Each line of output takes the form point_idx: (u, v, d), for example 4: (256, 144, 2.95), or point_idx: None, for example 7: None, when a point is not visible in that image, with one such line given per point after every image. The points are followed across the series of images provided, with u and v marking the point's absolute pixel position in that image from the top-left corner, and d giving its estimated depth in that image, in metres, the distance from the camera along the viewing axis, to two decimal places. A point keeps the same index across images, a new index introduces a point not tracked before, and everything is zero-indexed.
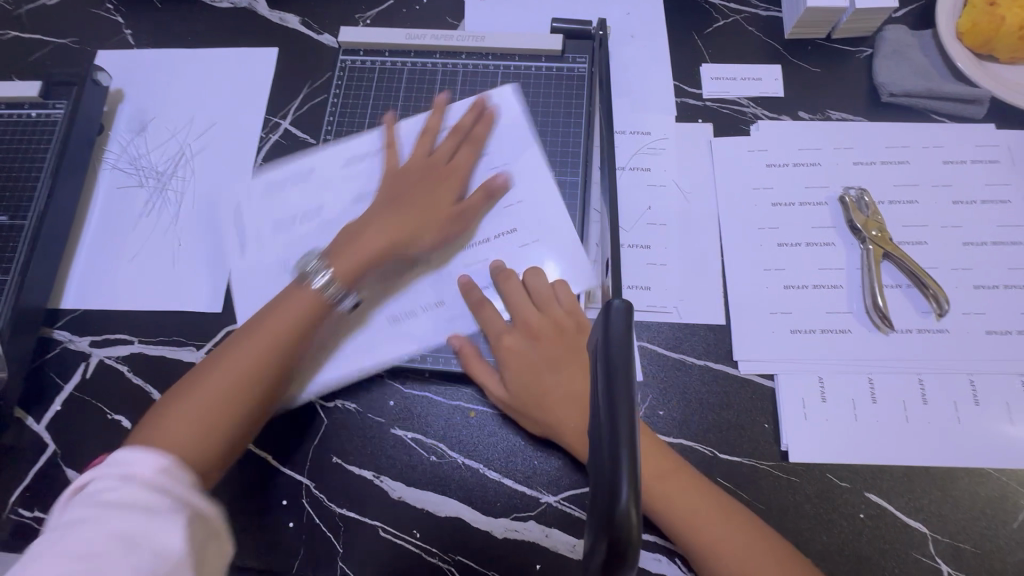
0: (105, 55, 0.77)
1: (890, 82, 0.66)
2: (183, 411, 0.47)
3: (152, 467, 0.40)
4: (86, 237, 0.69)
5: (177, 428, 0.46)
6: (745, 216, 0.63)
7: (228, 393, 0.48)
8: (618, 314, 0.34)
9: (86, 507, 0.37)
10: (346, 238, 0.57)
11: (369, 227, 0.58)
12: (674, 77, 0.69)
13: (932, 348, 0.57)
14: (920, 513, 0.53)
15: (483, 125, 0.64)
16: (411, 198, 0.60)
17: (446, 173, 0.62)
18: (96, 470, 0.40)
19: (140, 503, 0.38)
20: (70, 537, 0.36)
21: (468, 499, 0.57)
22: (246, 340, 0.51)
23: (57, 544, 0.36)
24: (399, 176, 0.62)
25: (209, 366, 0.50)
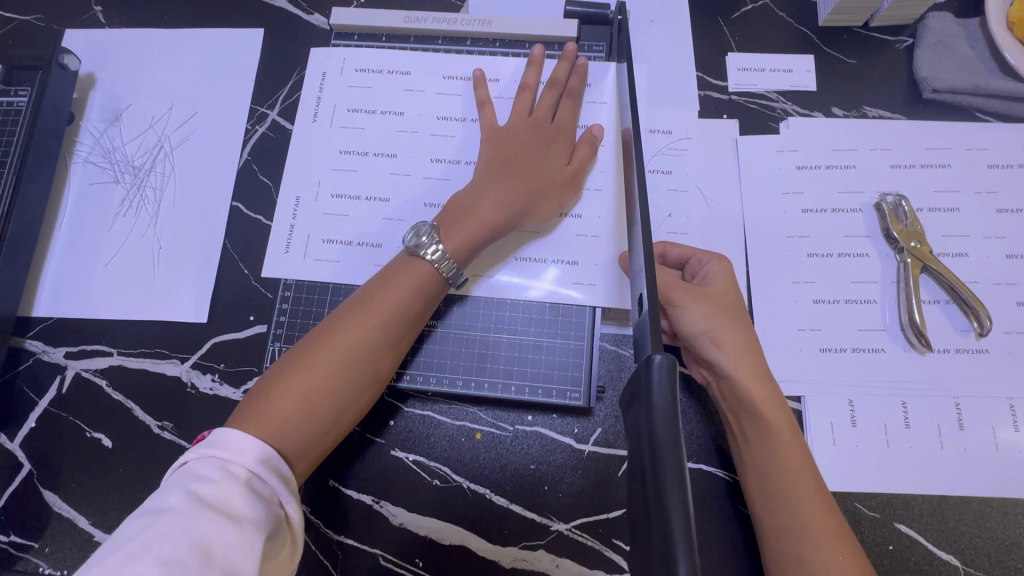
0: (73, 35, 0.70)
1: (934, 77, 0.60)
2: (278, 399, 0.44)
3: (258, 459, 0.41)
4: (58, 238, 0.64)
5: (291, 415, 0.43)
6: (773, 224, 0.58)
7: (338, 379, 0.46)
8: (661, 372, 0.30)
9: (176, 497, 0.37)
10: (453, 211, 0.52)
11: (484, 193, 0.52)
12: (698, 67, 0.64)
13: (970, 369, 0.53)
14: (952, 545, 0.50)
15: (578, 78, 0.58)
16: (517, 161, 0.54)
17: (557, 132, 0.56)
18: (196, 451, 0.41)
19: (231, 506, 0.37)
20: (159, 531, 0.35)
21: (474, 527, 0.54)
22: (339, 326, 0.47)
23: (143, 536, 0.35)
24: (497, 140, 0.56)
25: (314, 350, 0.46)
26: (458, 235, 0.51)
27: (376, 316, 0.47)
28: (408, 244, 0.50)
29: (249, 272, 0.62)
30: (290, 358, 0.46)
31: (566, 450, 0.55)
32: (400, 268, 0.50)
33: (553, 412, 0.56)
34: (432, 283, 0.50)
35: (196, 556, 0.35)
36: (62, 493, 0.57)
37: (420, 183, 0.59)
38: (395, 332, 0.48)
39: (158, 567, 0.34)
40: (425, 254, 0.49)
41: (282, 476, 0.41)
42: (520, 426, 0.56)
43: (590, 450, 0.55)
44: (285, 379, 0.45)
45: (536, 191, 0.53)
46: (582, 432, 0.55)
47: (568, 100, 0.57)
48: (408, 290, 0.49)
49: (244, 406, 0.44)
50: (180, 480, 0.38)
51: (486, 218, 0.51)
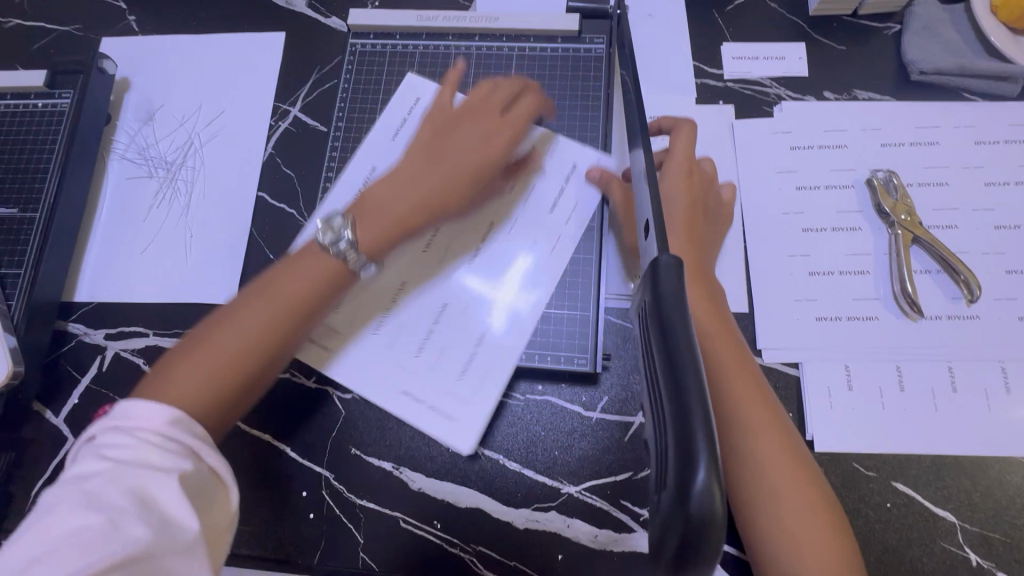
0: (109, 43, 0.75)
1: (921, 60, 0.63)
2: (180, 379, 0.45)
3: (168, 421, 0.42)
4: (97, 229, 0.68)
5: (188, 396, 0.44)
6: (769, 201, 0.61)
7: (238, 362, 0.47)
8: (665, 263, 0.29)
9: (98, 462, 0.39)
10: (369, 207, 0.53)
11: (407, 191, 0.53)
12: (694, 57, 0.67)
13: (962, 334, 0.55)
14: (948, 502, 0.52)
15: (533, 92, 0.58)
16: (446, 161, 0.54)
17: (496, 127, 0.56)
18: (105, 423, 0.42)
19: (149, 460, 0.39)
20: (89, 490, 0.37)
21: (489, 491, 0.57)
22: (244, 312, 0.48)
23: (75, 497, 0.37)
24: (426, 135, 0.56)
25: (218, 333, 0.47)
26: (378, 232, 0.52)
27: (281, 302, 0.48)
28: (320, 238, 0.51)
29: (274, 257, 0.66)
30: (194, 341, 0.47)
31: (576, 417, 0.58)
32: (312, 254, 0.50)
33: (561, 382, 0.59)
34: (342, 274, 0.50)
35: (131, 503, 0.37)
36: None
37: None
38: (300, 316, 0.49)
39: (95, 518, 0.36)
40: (339, 249, 0.50)
41: (197, 432, 0.43)
42: (530, 395, 0.59)
43: (597, 416, 0.57)
44: (183, 367, 0.46)
45: (457, 192, 0.54)
46: (589, 400, 0.58)
47: (517, 96, 0.57)
48: (317, 277, 0.50)
49: (146, 388, 0.45)
50: (95, 449, 0.40)
51: (405, 219, 0.53)
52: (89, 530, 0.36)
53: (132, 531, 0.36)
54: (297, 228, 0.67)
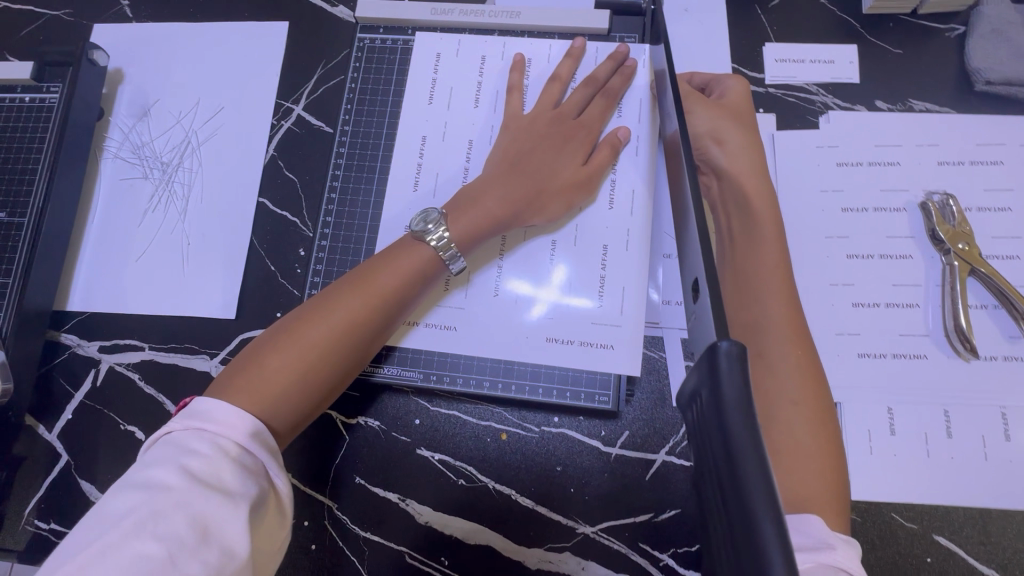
0: (102, 31, 0.70)
1: (988, 68, 0.57)
2: (271, 369, 0.43)
3: (249, 434, 0.39)
4: (91, 233, 0.65)
5: (282, 386, 0.42)
6: (811, 223, 0.56)
7: (331, 351, 0.45)
8: (730, 360, 0.25)
9: (168, 472, 0.36)
10: (464, 199, 0.51)
11: (493, 183, 0.52)
12: (734, 59, 0.61)
13: (1020, 378, 0.51)
14: (993, 558, 0.49)
15: (620, 79, 0.56)
16: (534, 157, 0.53)
17: (578, 128, 0.55)
18: (182, 421, 0.40)
19: (223, 481, 0.37)
20: (156, 508, 0.35)
21: (500, 527, 0.54)
22: (338, 300, 0.46)
23: (139, 514, 0.34)
24: (518, 131, 0.55)
25: (310, 321, 0.45)
26: (467, 221, 0.50)
27: (377, 293, 0.47)
28: (414, 228, 0.50)
29: (276, 269, 0.62)
30: (280, 329, 0.45)
31: (593, 453, 0.54)
32: (403, 248, 0.49)
33: (579, 414, 0.55)
34: (433, 268, 0.49)
35: (195, 533, 0.35)
36: (98, 483, 0.58)
37: (452, 169, 0.58)
38: (392, 309, 0.48)
39: (157, 545, 0.33)
40: (431, 240, 0.49)
41: (270, 447, 0.41)
42: (545, 428, 0.55)
43: (617, 453, 0.54)
44: (280, 352, 0.43)
45: (550, 186, 0.53)
46: (609, 435, 0.54)
47: (598, 99, 0.56)
48: (411, 270, 0.48)
49: (234, 375, 0.43)
50: (167, 452, 0.37)
51: (498, 209, 0.51)
52: (148, 558, 0.33)
53: (190, 567, 0.34)
54: (300, 239, 0.63)
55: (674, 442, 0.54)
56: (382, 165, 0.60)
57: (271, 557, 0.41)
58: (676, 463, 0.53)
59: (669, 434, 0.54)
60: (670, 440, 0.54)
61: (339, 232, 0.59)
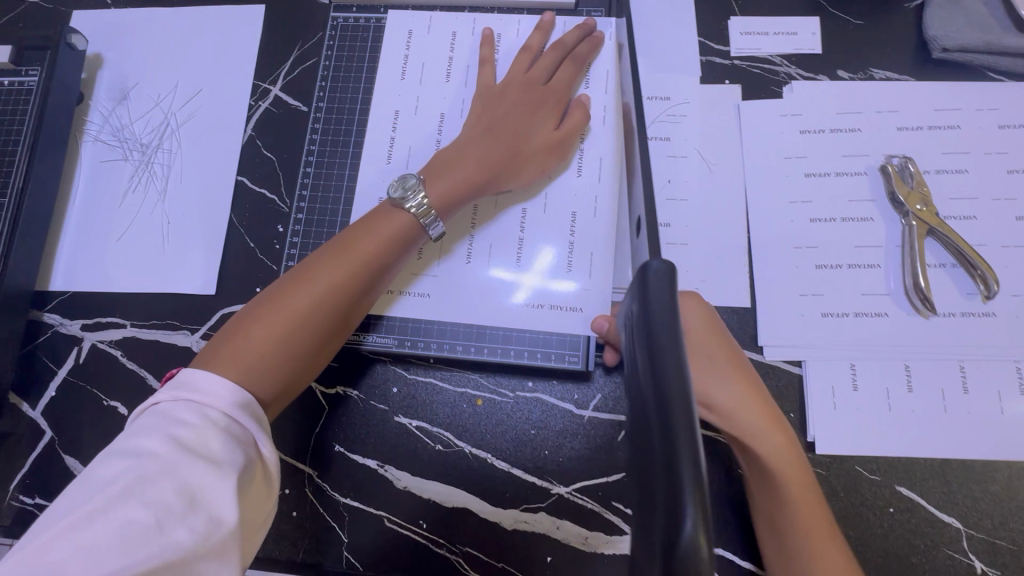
0: (80, 17, 0.71)
1: (944, 36, 0.59)
2: (254, 340, 0.43)
3: (234, 403, 0.40)
4: (72, 215, 0.66)
5: (266, 355, 0.43)
6: (775, 189, 0.57)
7: (313, 320, 0.46)
8: (658, 278, 0.30)
9: (155, 440, 0.37)
10: (440, 166, 0.52)
11: (469, 151, 0.53)
12: (699, 32, 0.63)
13: (977, 333, 0.52)
14: (955, 508, 0.50)
15: (587, 46, 0.58)
16: (506, 122, 0.54)
17: (550, 95, 0.56)
18: (169, 392, 0.40)
19: (211, 451, 0.37)
20: (142, 474, 0.35)
21: (476, 490, 0.55)
22: (316, 270, 0.47)
23: (126, 480, 0.35)
24: (490, 98, 0.56)
25: (290, 291, 0.46)
26: (444, 187, 0.51)
27: (355, 261, 0.48)
28: (392, 195, 0.50)
29: (255, 245, 0.63)
30: (260, 302, 0.46)
31: (566, 415, 0.55)
32: (379, 217, 0.50)
33: (552, 379, 0.56)
34: (412, 235, 0.50)
35: (182, 500, 0.35)
36: (82, 457, 0.59)
37: (424, 141, 0.59)
38: (371, 277, 0.48)
39: (143, 510, 0.34)
40: (409, 207, 0.50)
41: (257, 415, 0.42)
42: (520, 392, 0.56)
43: (589, 415, 0.55)
44: (262, 322, 0.44)
45: (523, 150, 0.54)
46: (582, 398, 0.56)
47: (566, 63, 0.57)
48: (390, 238, 0.49)
49: (218, 347, 0.44)
50: (154, 422, 0.38)
51: (473, 174, 0.52)
52: (135, 522, 0.34)
53: (177, 531, 0.35)
54: (278, 215, 0.64)
55: None
56: (357, 140, 0.61)
57: (259, 525, 0.41)
58: None
59: None
60: None
61: (315, 207, 0.60)
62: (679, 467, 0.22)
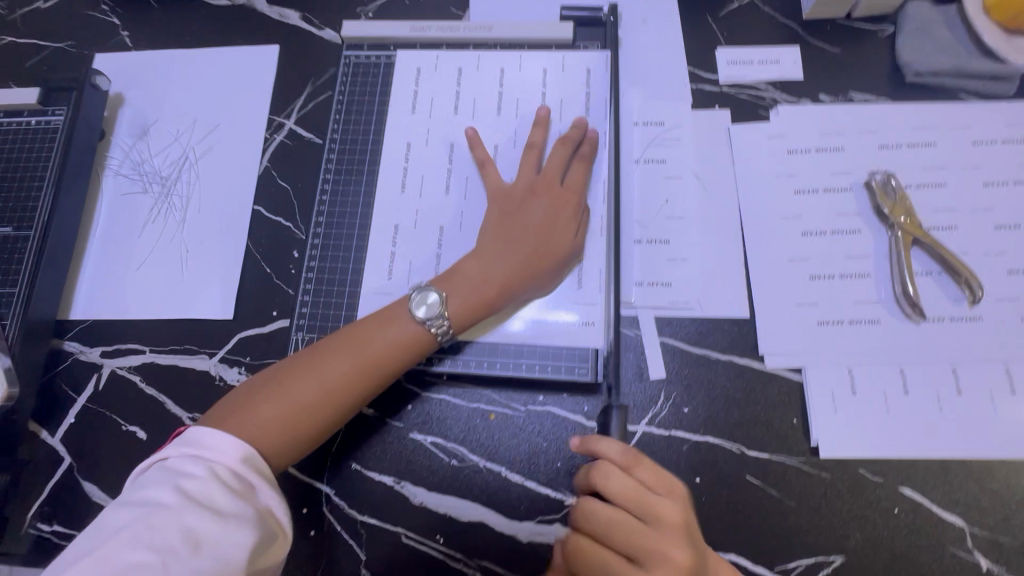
0: (103, 59, 0.75)
1: (915, 61, 0.63)
2: (260, 418, 0.46)
3: (238, 459, 0.43)
4: (93, 246, 0.68)
5: (269, 434, 0.46)
6: (768, 205, 0.61)
7: (319, 408, 0.48)
8: None
9: (164, 492, 0.39)
10: (456, 278, 0.54)
11: (486, 256, 0.55)
12: (689, 62, 0.67)
13: (966, 336, 0.55)
14: (957, 507, 0.52)
15: (590, 145, 0.59)
16: (521, 227, 0.56)
17: (565, 199, 0.57)
18: (178, 448, 0.43)
19: (214, 501, 0.39)
20: (150, 522, 0.37)
21: (492, 503, 0.56)
22: (329, 359, 0.50)
23: (135, 527, 0.37)
24: (503, 205, 0.57)
25: (304, 380, 0.49)
26: (459, 302, 0.53)
27: (371, 357, 0.51)
28: (415, 310, 0.53)
29: (271, 271, 0.65)
30: (275, 382, 0.48)
31: (577, 427, 0.57)
32: (397, 317, 0.53)
33: (562, 392, 0.58)
34: (424, 343, 0.52)
35: (187, 544, 0.37)
36: (101, 483, 0.60)
37: (436, 169, 0.63)
38: (384, 369, 0.51)
39: (150, 553, 0.36)
40: (428, 322, 0.52)
41: (260, 469, 0.44)
42: (531, 406, 0.58)
43: None
44: (271, 401, 0.47)
45: (538, 257, 0.55)
46: (591, 410, 0.57)
47: (577, 162, 0.58)
48: (405, 340, 0.52)
49: (227, 417, 0.46)
50: (164, 474, 0.40)
51: (486, 290, 0.54)
52: (143, 565, 0.36)
53: (182, 574, 0.36)
54: (293, 241, 0.66)
55: (654, 412, 0.56)
56: (370, 168, 0.64)
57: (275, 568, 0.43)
58: (656, 432, 0.55)
59: (649, 406, 0.56)
60: (650, 411, 0.56)
61: (331, 232, 0.63)
62: None
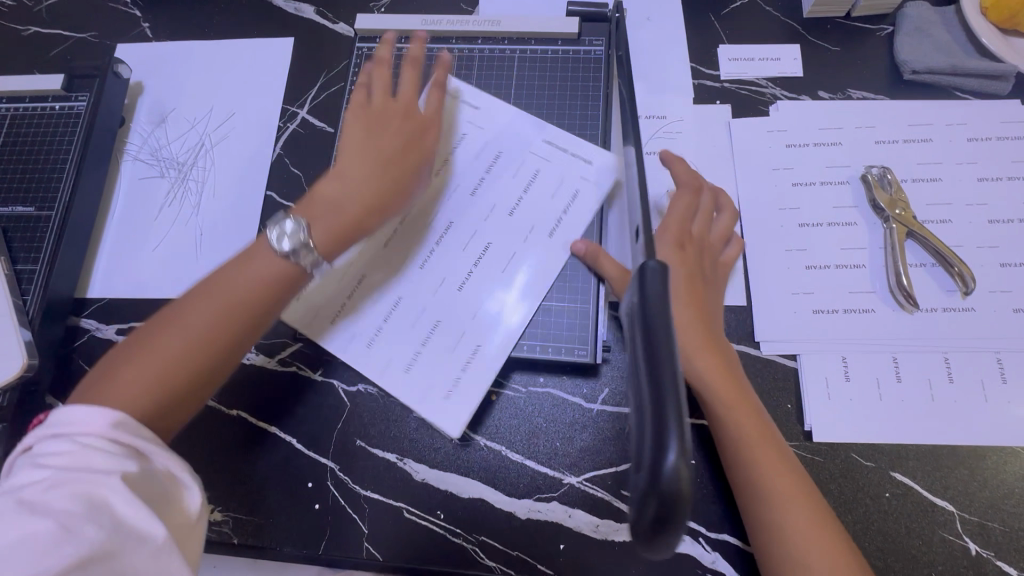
0: (124, 49, 0.78)
1: (913, 59, 0.65)
2: (125, 381, 0.44)
3: (111, 424, 0.40)
4: (110, 228, 0.70)
5: (137, 396, 0.43)
6: (765, 197, 0.62)
7: (189, 357, 0.46)
8: (654, 277, 0.31)
9: (39, 470, 0.38)
10: (318, 207, 0.53)
11: (355, 192, 0.54)
12: (692, 58, 0.69)
13: (959, 326, 0.56)
14: (947, 492, 0.53)
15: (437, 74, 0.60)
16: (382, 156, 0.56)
17: (400, 123, 0.58)
18: (38, 433, 0.41)
19: (94, 463, 0.38)
20: (36, 497, 0.37)
21: (491, 481, 0.58)
22: (189, 311, 0.47)
23: (18, 504, 0.36)
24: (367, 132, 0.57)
25: (163, 331, 0.46)
26: (325, 230, 0.52)
27: (227, 295, 0.48)
28: (274, 242, 0.50)
29: None
30: (140, 339, 0.46)
31: (576, 409, 0.59)
32: (253, 256, 0.50)
33: (562, 375, 0.60)
34: (290, 274, 0.50)
35: (80, 505, 0.37)
36: None
37: None
38: (251, 306, 0.48)
39: (43, 521, 0.36)
40: (291, 254, 0.49)
41: (146, 437, 0.41)
42: (532, 388, 0.60)
43: (598, 408, 0.58)
44: (136, 357, 0.45)
45: (393, 190, 0.55)
46: (590, 393, 0.59)
47: (431, 92, 0.60)
48: (267, 273, 0.49)
49: (90, 386, 0.44)
50: (33, 458, 0.39)
51: (352, 219, 0.53)
52: (39, 534, 0.35)
53: (85, 533, 0.36)
54: None
55: None
56: None
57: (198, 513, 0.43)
58: None
59: None
60: None
61: None
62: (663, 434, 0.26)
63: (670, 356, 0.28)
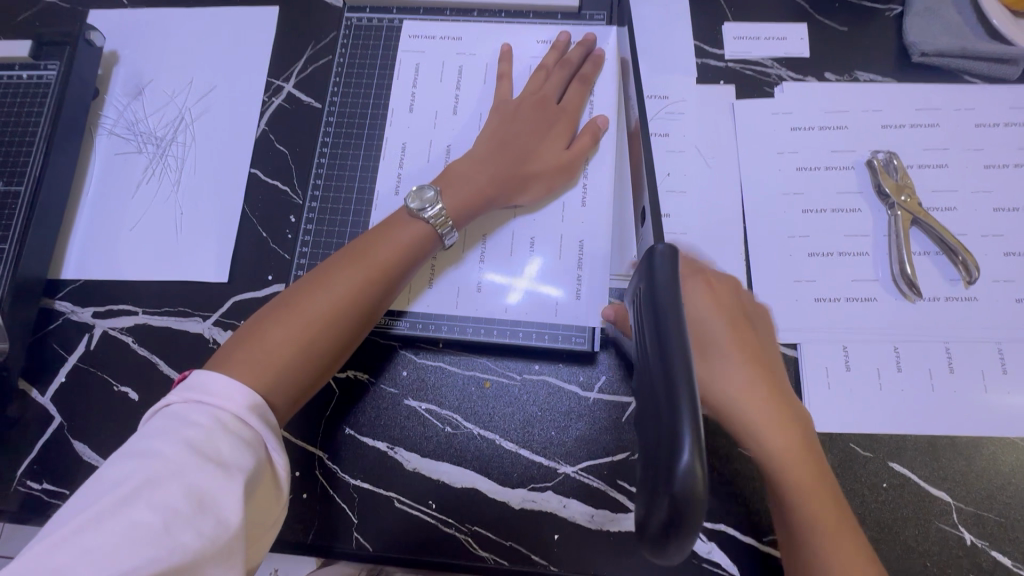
0: (97, 16, 0.73)
1: (922, 40, 0.63)
2: (274, 342, 0.44)
3: (247, 405, 0.41)
4: (85, 206, 0.67)
5: (289, 361, 0.44)
6: (769, 181, 0.61)
7: (333, 325, 0.47)
8: (663, 257, 0.32)
9: (166, 443, 0.37)
10: (449, 177, 0.55)
11: (483, 165, 0.55)
12: (695, 35, 0.66)
13: (961, 315, 0.55)
14: (944, 482, 0.52)
15: (557, 55, 0.62)
16: (518, 139, 0.57)
17: (523, 103, 0.59)
18: (180, 394, 0.40)
19: (220, 454, 0.37)
20: (152, 476, 0.35)
21: (485, 470, 0.56)
22: (336, 276, 0.48)
23: (134, 481, 0.35)
24: (505, 111, 0.59)
25: (309, 295, 0.47)
26: (455, 197, 0.54)
27: (372, 264, 0.49)
28: (409, 205, 0.52)
29: (268, 235, 0.65)
30: (283, 303, 0.47)
31: (571, 397, 0.57)
32: (397, 224, 0.52)
33: (558, 362, 0.58)
34: (427, 241, 0.52)
35: (190, 503, 0.35)
36: (91, 442, 0.60)
37: (437, 134, 0.62)
38: (389, 280, 0.50)
39: (151, 513, 0.34)
40: (426, 217, 0.52)
41: (268, 418, 0.42)
42: (527, 375, 0.58)
43: (594, 397, 0.57)
44: (282, 321, 0.45)
45: (531, 166, 0.57)
46: (587, 380, 0.58)
47: (541, 74, 0.61)
48: (407, 244, 0.51)
49: (235, 348, 0.44)
50: (166, 424, 0.38)
51: (483, 185, 0.55)
52: (142, 524, 0.34)
53: (184, 533, 0.34)
54: (291, 206, 0.65)
55: None
56: (369, 132, 0.64)
57: (273, 520, 0.41)
58: None
59: None
60: None
61: (328, 195, 0.62)
62: (676, 411, 0.26)
63: (681, 345, 0.28)
